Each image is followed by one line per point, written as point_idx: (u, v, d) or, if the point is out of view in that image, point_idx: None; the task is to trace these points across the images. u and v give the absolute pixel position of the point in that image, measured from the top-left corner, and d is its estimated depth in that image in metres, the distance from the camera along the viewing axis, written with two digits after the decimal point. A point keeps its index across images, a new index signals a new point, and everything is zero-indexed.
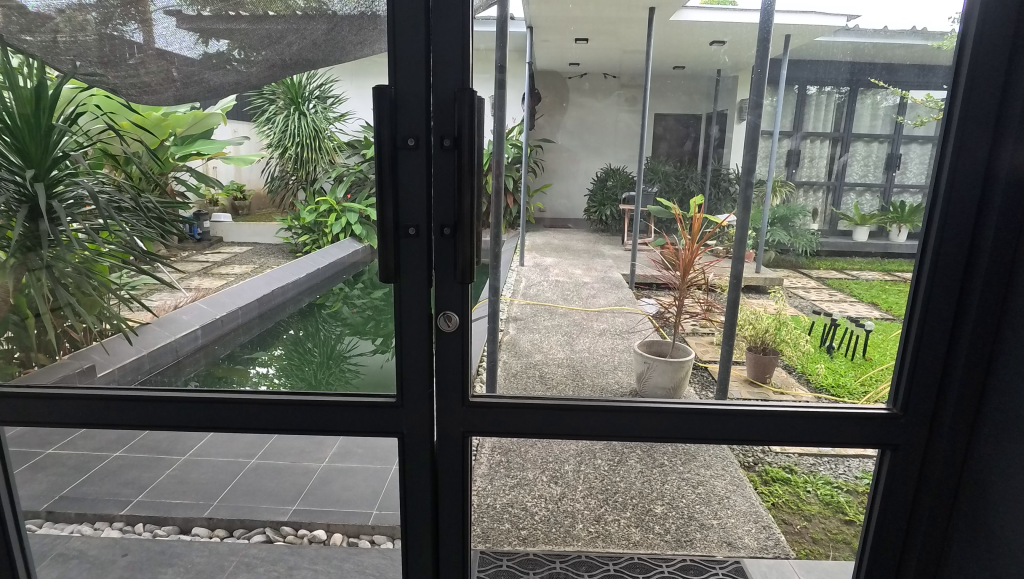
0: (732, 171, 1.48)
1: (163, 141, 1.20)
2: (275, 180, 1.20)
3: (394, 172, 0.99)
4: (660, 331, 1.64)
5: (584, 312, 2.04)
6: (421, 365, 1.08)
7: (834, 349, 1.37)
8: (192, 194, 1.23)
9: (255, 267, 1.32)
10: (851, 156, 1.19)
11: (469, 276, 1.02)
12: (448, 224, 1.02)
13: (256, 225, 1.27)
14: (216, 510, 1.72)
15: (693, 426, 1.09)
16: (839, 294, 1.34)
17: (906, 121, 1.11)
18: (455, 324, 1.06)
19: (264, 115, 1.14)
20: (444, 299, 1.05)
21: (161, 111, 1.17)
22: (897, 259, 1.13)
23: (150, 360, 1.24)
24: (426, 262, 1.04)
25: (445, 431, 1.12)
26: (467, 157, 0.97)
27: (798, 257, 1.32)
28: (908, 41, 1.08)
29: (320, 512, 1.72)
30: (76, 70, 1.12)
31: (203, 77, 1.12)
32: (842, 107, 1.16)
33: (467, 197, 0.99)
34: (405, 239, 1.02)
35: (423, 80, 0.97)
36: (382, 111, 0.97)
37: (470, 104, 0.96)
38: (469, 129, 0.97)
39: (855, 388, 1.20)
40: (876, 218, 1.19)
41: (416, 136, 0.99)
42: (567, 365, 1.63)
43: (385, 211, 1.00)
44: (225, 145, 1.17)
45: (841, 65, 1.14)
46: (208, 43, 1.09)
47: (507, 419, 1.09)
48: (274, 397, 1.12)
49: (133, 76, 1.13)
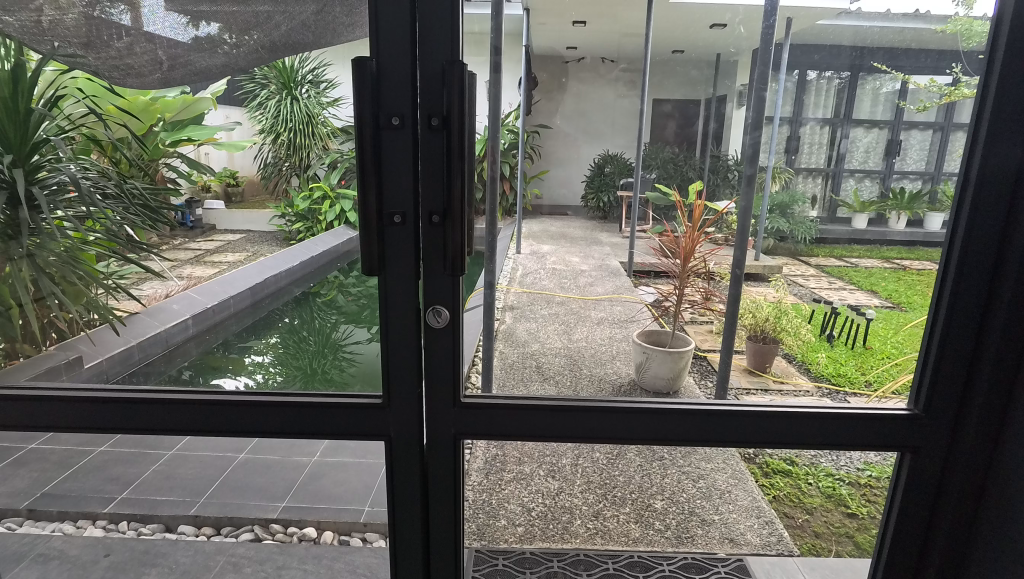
0: (732, 158, 1.33)
1: (153, 127, 1.15)
2: (268, 167, 1.16)
3: (377, 153, 0.96)
4: (660, 320, 1.65)
5: (582, 301, 1.99)
6: (411, 359, 1.06)
7: (834, 337, 1.35)
8: (183, 181, 1.19)
9: (247, 255, 1.30)
10: (852, 140, 1.17)
11: (460, 267, 0.99)
12: (437, 211, 0.99)
13: (249, 213, 1.22)
14: (204, 508, 1.69)
15: (692, 428, 1.07)
16: (837, 283, 1.33)
17: (908, 105, 1.14)
18: (446, 317, 1.03)
19: (255, 100, 1.10)
20: (432, 290, 1.02)
21: (150, 95, 1.13)
22: (897, 247, 1.17)
23: (139, 352, 1.24)
24: (412, 251, 1.01)
25: (436, 434, 1.10)
26: (456, 138, 0.94)
27: (797, 244, 1.30)
28: (914, 25, 1.08)
29: (311, 509, 1.70)
30: (55, 52, 1.09)
31: (189, 59, 1.09)
32: (842, 93, 1.15)
33: (457, 182, 0.96)
34: (389, 227, 0.99)
35: (407, 55, 0.94)
36: (362, 88, 0.93)
37: (459, 81, 0.93)
38: (458, 108, 0.94)
39: (858, 378, 1.23)
40: (876, 205, 1.21)
41: (401, 117, 0.95)
42: (564, 355, 1.61)
43: (369, 197, 0.97)
44: (217, 132, 1.13)
45: (844, 49, 1.12)
46: (198, 25, 1.05)
47: (503, 420, 1.07)
48: (263, 399, 1.10)
49: (117, 59, 1.10)
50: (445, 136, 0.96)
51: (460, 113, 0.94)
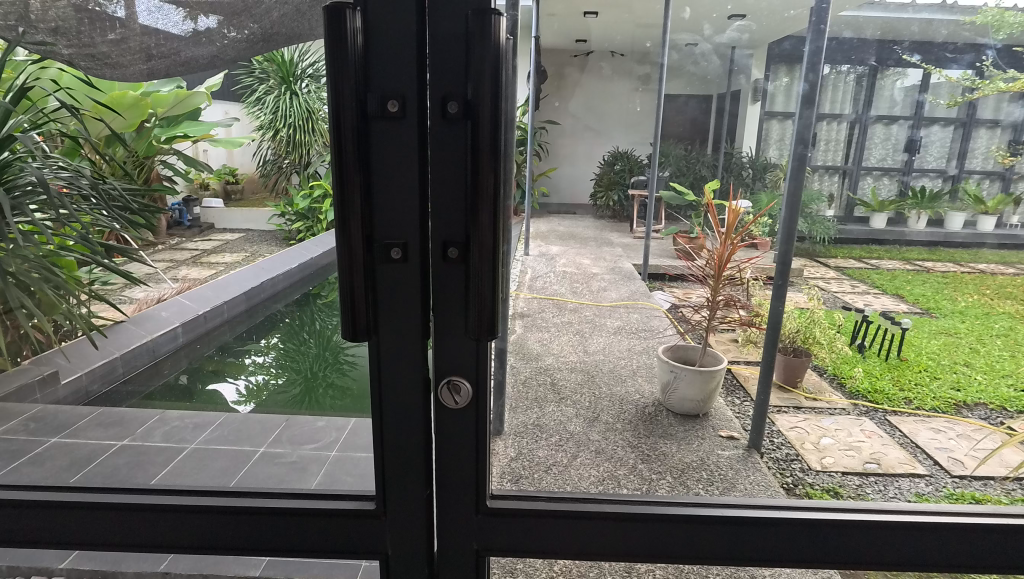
0: (748, 155, 1.15)
1: (143, 124, 1.02)
2: (268, 164, 1.03)
3: (365, 156, 0.67)
4: (687, 337, 1.50)
5: (596, 308, 1.88)
6: (417, 440, 0.78)
7: (866, 347, 1.25)
8: (180, 179, 1.04)
9: (246, 254, 1.21)
10: (869, 139, 0.99)
11: (484, 321, 0.72)
12: (453, 244, 0.71)
13: (247, 211, 1.11)
14: (175, 563, 1.20)
15: (772, 542, 0.78)
16: (862, 288, 1.14)
17: (935, 100, 0.94)
18: (467, 396, 0.76)
19: (253, 96, 0.99)
20: (442, 356, 0.75)
21: (141, 89, 0.99)
22: (921, 249, 1.06)
23: (123, 363, 1.46)
24: (414, 298, 0.73)
25: (448, 546, 0.82)
26: (484, 142, 0.65)
27: (816, 245, 1.19)
28: (934, 16, 0.88)
29: (298, 564, 1.16)
30: (22, 39, 0.94)
31: (179, 51, 0.96)
32: (862, 84, 0.97)
33: (484, 208, 0.67)
34: (384, 267, 0.71)
35: (408, 14, 0.64)
36: (339, 61, 0.62)
37: (492, 57, 0.62)
38: (490, 99, 0.63)
39: (896, 395, 1.20)
40: (896, 204, 1.02)
41: (401, 109, 0.66)
42: (581, 371, 1.49)
43: (352, 224, 0.68)
44: (213, 127, 0.99)
45: (870, 42, 0.93)
46: (197, 20, 0.93)
47: (537, 532, 0.79)
48: (191, 498, 0.80)
49: (90, 46, 0.95)
50: (466, 140, 0.67)
51: (492, 107, 0.63)
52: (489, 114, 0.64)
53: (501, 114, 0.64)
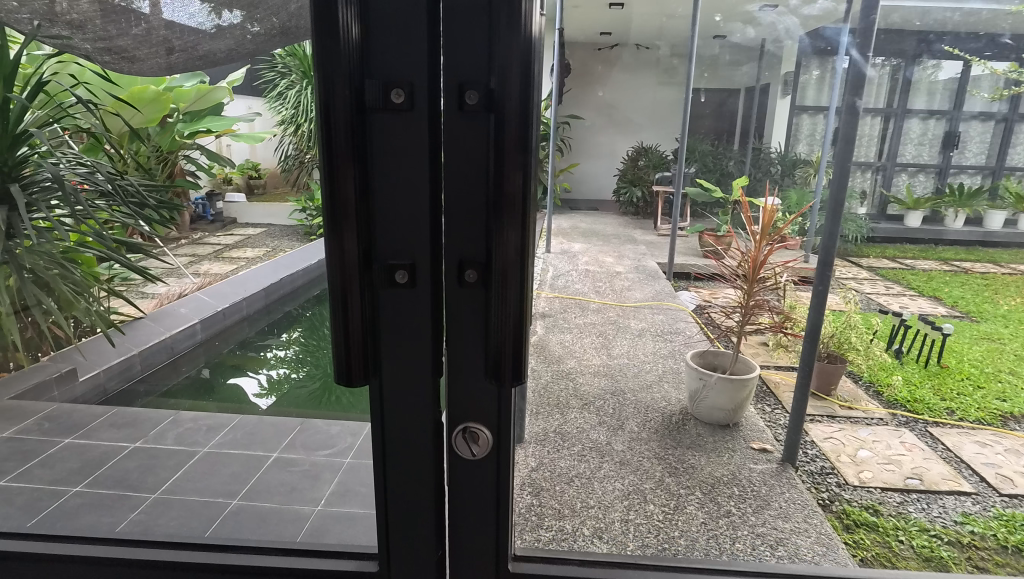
0: (776, 150, 1.13)
1: (166, 118, 0.99)
2: (289, 160, 0.91)
3: (364, 160, 0.57)
4: (717, 343, 1.40)
5: (620, 309, 1.74)
6: (427, 487, 0.70)
7: (904, 352, 1.14)
8: (203, 174, 1.01)
9: (266, 250, 1.11)
10: (907, 133, 1.00)
11: (508, 358, 0.61)
12: (471, 268, 0.60)
13: (270, 206, 1.02)
14: None
15: None
16: (893, 289, 1.09)
17: (977, 95, 0.93)
18: (486, 444, 0.68)
19: (276, 90, 0.88)
20: (456, 399, 0.67)
21: (163, 84, 0.98)
22: (957, 248, 1.00)
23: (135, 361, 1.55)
24: (424, 329, 0.63)
25: None
26: (511, 150, 0.53)
27: (847, 243, 1.09)
28: (978, 7, 0.85)
29: None
30: (38, 31, 0.96)
31: (197, 45, 0.97)
32: (897, 78, 1.00)
33: (509, 230, 0.56)
34: (387, 291, 0.61)
35: None
36: (332, 42, 0.51)
37: (524, 44, 0.51)
38: (519, 97, 0.51)
39: (937, 405, 1.11)
40: (932, 201, 0.97)
41: (408, 103, 0.55)
42: (603, 374, 1.45)
43: (349, 244, 0.58)
44: (235, 122, 0.95)
45: (914, 33, 0.95)
46: (221, 14, 0.93)
47: None
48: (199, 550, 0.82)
49: (104, 39, 0.96)
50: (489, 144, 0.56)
51: (520, 107, 0.52)
52: (518, 115, 0.52)
53: (532, 116, 0.53)
